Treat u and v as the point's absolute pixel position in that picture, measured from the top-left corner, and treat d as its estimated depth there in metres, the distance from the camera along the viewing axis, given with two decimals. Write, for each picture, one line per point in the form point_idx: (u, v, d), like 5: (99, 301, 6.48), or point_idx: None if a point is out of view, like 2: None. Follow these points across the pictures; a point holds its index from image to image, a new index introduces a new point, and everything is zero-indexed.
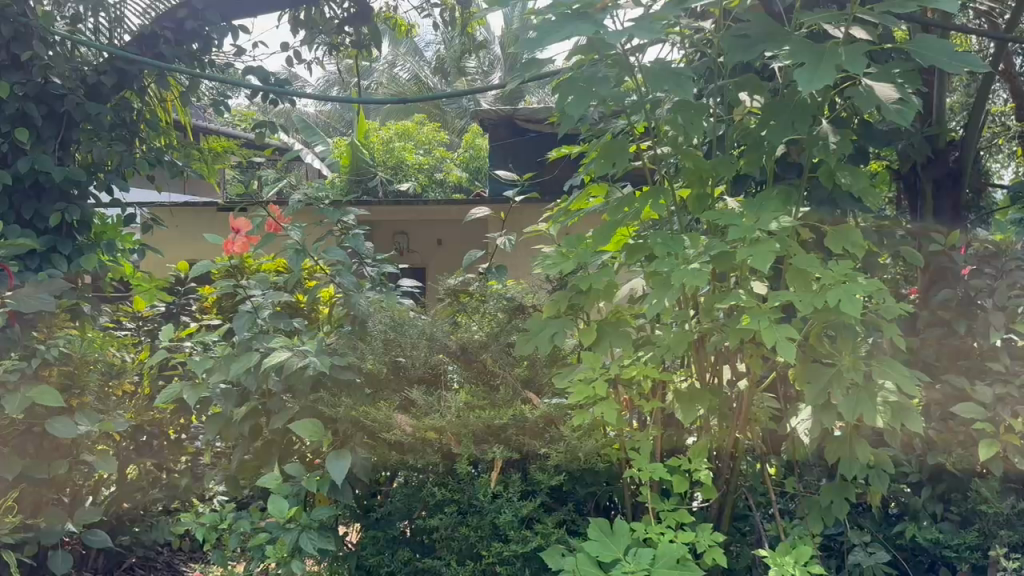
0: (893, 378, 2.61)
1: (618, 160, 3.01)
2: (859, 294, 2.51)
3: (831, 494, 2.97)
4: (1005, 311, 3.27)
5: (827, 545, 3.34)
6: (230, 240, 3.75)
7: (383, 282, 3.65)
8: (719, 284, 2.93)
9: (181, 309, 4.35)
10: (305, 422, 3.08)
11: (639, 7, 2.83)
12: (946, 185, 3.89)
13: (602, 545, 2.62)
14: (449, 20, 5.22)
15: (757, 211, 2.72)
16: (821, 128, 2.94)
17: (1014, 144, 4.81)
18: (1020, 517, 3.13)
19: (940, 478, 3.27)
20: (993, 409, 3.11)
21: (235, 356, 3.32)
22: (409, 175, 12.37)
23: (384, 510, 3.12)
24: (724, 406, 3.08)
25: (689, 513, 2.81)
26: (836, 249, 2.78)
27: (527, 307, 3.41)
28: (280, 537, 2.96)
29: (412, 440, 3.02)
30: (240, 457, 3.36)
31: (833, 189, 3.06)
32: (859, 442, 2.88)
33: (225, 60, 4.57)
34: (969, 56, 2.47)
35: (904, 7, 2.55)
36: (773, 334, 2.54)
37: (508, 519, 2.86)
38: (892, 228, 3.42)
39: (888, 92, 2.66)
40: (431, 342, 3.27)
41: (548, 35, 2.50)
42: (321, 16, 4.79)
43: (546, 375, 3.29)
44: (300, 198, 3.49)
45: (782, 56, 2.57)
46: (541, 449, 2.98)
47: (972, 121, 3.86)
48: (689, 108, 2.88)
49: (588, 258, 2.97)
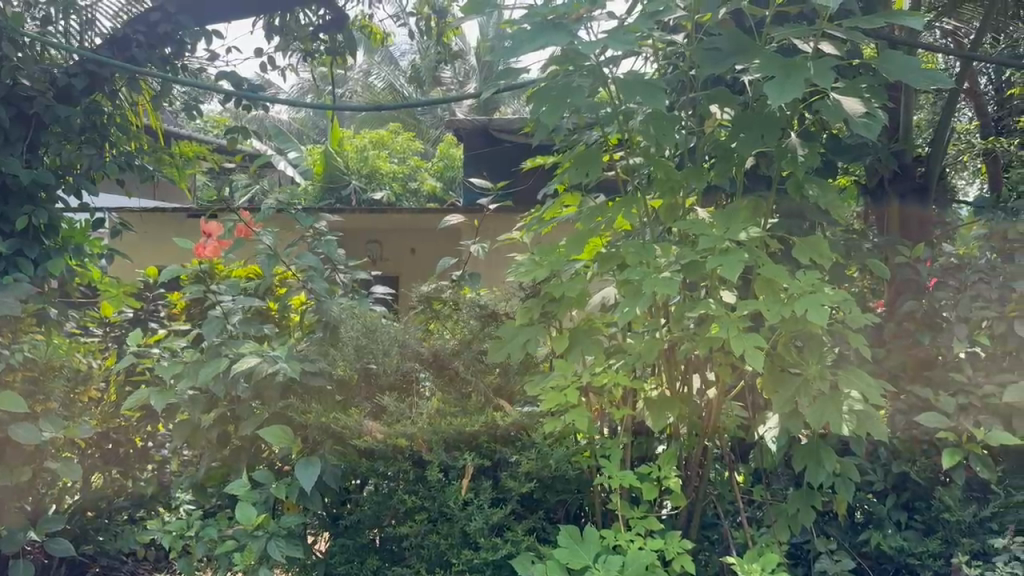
0: (858, 388, 2.69)
1: (593, 169, 3.04)
2: (825, 304, 2.55)
3: (798, 501, 3.01)
4: (968, 323, 3.35)
5: (793, 553, 3.36)
6: (201, 244, 3.77)
7: (356, 289, 3.65)
8: (689, 293, 2.93)
9: (150, 315, 4.27)
10: (275, 428, 3.05)
11: (613, 19, 2.86)
12: (910, 200, 3.98)
13: (571, 551, 2.63)
14: (425, 29, 5.25)
15: (726, 222, 2.76)
16: (789, 141, 2.99)
17: (976, 161, 4.92)
18: (981, 524, 3.20)
19: (905, 487, 3.32)
20: (956, 418, 3.19)
21: (204, 362, 3.27)
22: (383, 183, 12.22)
23: (354, 518, 3.08)
24: (692, 414, 3.12)
25: (658, 521, 2.83)
26: (804, 259, 2.83)
27: (499, 314, 3.40)
28: (248, 544, 2.93)
29: (383, 447, 3.02)
30: (206, 465, 3.35)
31: (801, 202, 3.13)
32: (825, 450, 2.91)
33: (199, 65, 4.52)
34: (935, 72, 2.54)
35: (873, 24, 2.60)
36: (741, 343, 2.58)
37: (478, 527, 2.88)
38: (859, 241, 3.48)
39: (855, 106, 2.71)
40: (404, 349, 3.27)
41: (521, 45, 2.56)
42: (295, 22, 4.79)
43: (517, 383, 3.31)
44: (272, 203, 3.49)
45: (753, 68, 2.62)
46: (512, 456, 3.04)
47: (938, 138, 3.98)
48: (661, 120, 2.91)
49: (560, 267, 3.03)
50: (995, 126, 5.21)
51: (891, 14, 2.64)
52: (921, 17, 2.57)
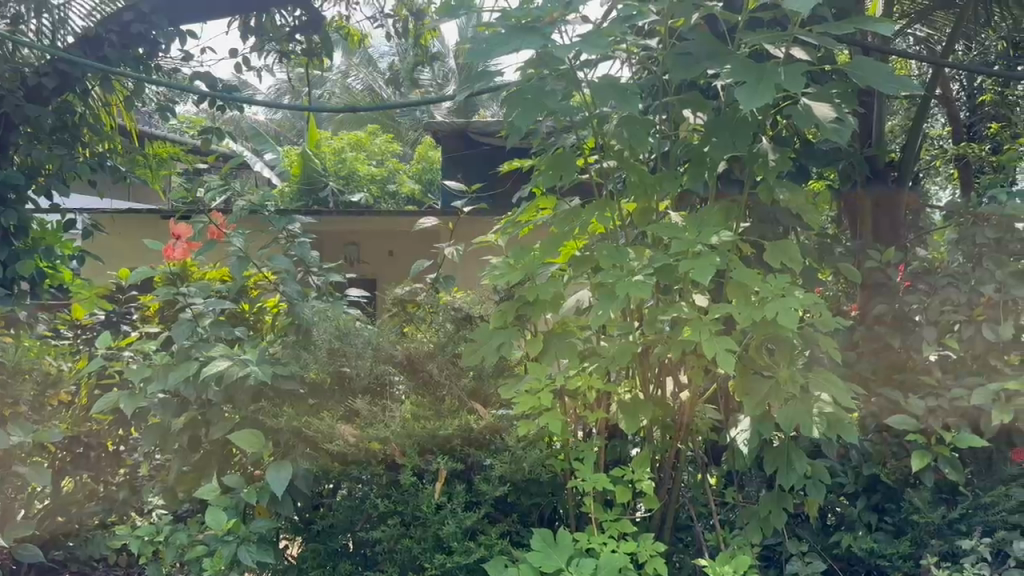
0: (829, 391, 2.72)
1: (565, 173, 3.05)
2: (796, 308, 2.58)
3: (769, 503, 3.03)
4: (938, 326, 3.41)
5: (766, 555, 3.37)
6: (171, 247, 3.60)
7: (330, 292, 3.62)
8: (663, 296, 2.95)
9: (121, 318, 4.01)
10: (246, 433, 3.02)
11: (587, 23, 2.87)
12: (883, 205, 4.01)
13: (543, 555, 2.62)
14: (402, 31, 5.24)
15: (698, 225, 2.77)
16: (760, 146, 3.01)
17: (948, 167, 4.97)
18: (950, 526, 3.22)
19: (876, 489, 3.34)
20: (925, 421, 3.23)
21: (174, 365, 3.24)
22: (361, 186, 12.10)
23: (326, 522, 3.06)
24: (665, 417, 3.14)
25: (631, 523, 2.83)
26: (775, 263, 2.85)
27: (474, 317, 3.41)
28: (218, 549, 2.90)
29: (356, 450, 3.01)
30: (177, 469, 3.29)
31: (773, 206, 3.14)
32: (795, 452, 2.94)
33: (173, 65, 4.48)
34: (904, 78, 2.56)
35: (842, 29, 2.62)
36: (712, 346, 2.59)
37: (451, 531, 2.87)
38: (831, 245, 3.51)
39: (824, 111, 2.74)
40: (377, 352, 3.23)
41: (494, 48, 2.56)
42: (271, 23, 4.76)
43: (492, 387, 3.29)
44: (245, 204, 3.47)
45: (725, 73, 2.64)
46: (486, 459, 3.04)
47: (909, 146, 4.05)
48: (634, 123, 2.93)
49: (535, 270, 3.01)
50: (968, 132, 5.27)
51: (860, 20, 2.67)
52: (890, 24, 2.60)
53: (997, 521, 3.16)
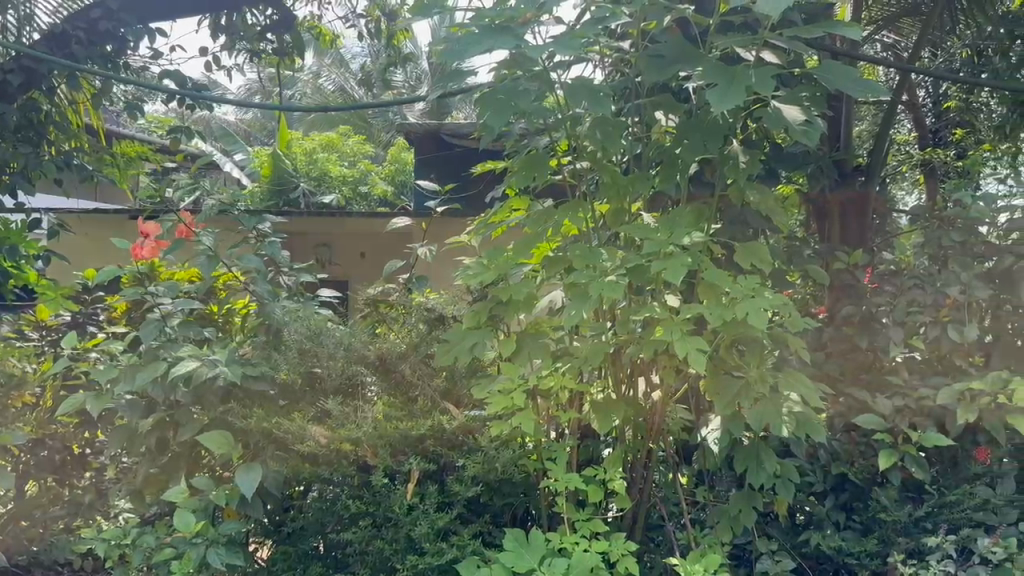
0: (798, 391, 2.75)
1: (537, 174, 3.06)
2: (765, 309, 2.61)
3: (740, 502, 3.07)
4: (904, 327, 3.46)
5: (736, 554, 3.40)
6: (139, 245, 3.56)
7: (301, 293, 3.59)
8: (635, 297, 2.96)
9: (88, 319, 3.99)
10: (216, 434, 2.97)
11: (560, 24, 2.87)
12: (851, 209, 4.07)
13: (516, 555, 2.62)
14: (375, 31, 5.21)
15: (670, 226, 2.79)
16: (731, 148, 3.04)
17: (914, 171, 5.05)
18: (917, 524, 3.26)
19: (844, 488, 3.38)
20: (892, 420, 3.28)
21: (142, 365, 3.19)
22: (332, 187, 11.98)
23: (297, 525, 3.04)
24: (637, 417, 3.16)
25: (604, 523, 2.84)
26: (746, 264, 2.87)
27: (447, 317, 3.41)
28: (187, 551, 2.87)
29: (326, 451, 2.98)
30: (144, 472, 3.23)
31: (743, 208, 3.17)
32: (765, 452, 2.98)
33: (142, 63, 4.43)
34: (871, 82, 2.60)
35: (812, 33, 2.65)
36: (684, 346, 2.62)
37: (423, 532, 2.86)
38: (801, 248, 3.55)
39: (794, 113, 2.78)
40: (349, 353, 3.20)
41: (467, 48, 2.56)
42: (242, 22, 4.70)
43: (464, 388, 3.28)
44: (214, 203, 3.45)
45: (697, 75, 2.66)
46: (458, 460, 3.03)
47: (876, 150, 4.10)
48: (607, 124, 2.94)
49: (508, 270, 3.01)
50: (933, 138, 5.36)
51: (829, 24, 2.70)
52: (858, 28, 2.64)
53: (962, 519, 3.21)
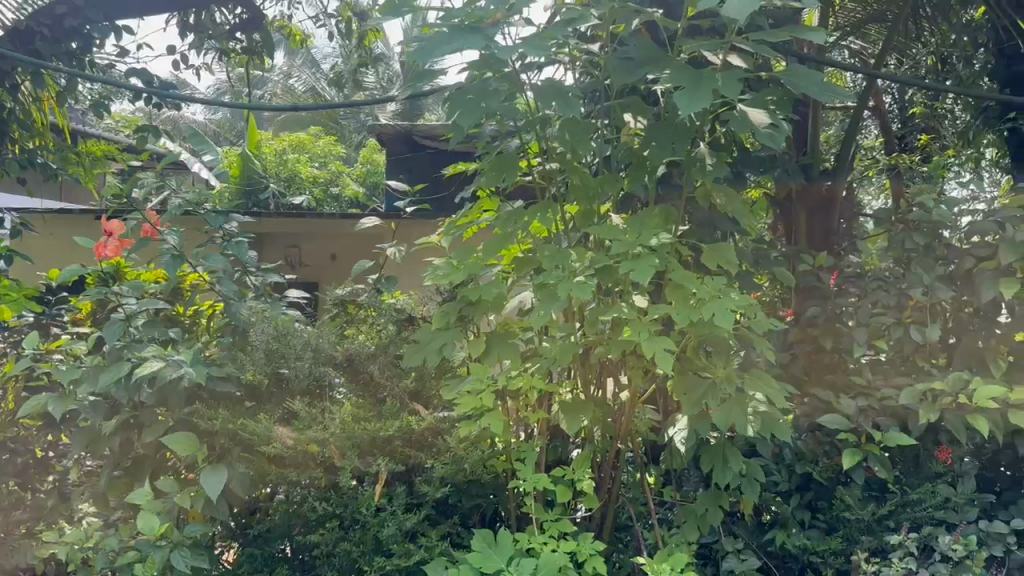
0: (763, 391, 2.78)
1: (506, 176, 3.06)
2: (732, 309, 2.63)
3: (707, 501, 3.10)
4: (868, 329, 3.52)
5: (703, 553, 3.43)
6: (102, 243, 3.59)
7: (268, 293, 3.56)
8: (604, 298, 2.98)
9: (52, 320, 3.93)
10: (180, 436, 2.94)
11: (530, 25, 2.87)
12: (818, 212, 4.13)
13: (484, 556, 2.61)
14: (346, 31, 5.19)
15: (638, 227, 2.81)
16: (698, 150, 3.07)
17: (881, 177, 5.12)
18: (880, 523, 3.30)
19: (808, 487, 3.42)
20: (856, 420, 3.33)
21: (105, 366, 3.15)
22: (302, 188, 11.87)
23: (263, 527, 3.01)
24: (606, 417, 3.18)
25: (572, 523, 2.85)
26: (712, 265, 2.91)
27: (417, 319, 3.42)
28: (150, 555, 2.83)
29: (293, 453, 2.95)
30: (107, 475, 3.19)
31: (711, 211, 3.20)
32: (731, 451, 3.01)
33: (108, 61, 4.43)
34: (835, 86, 2.64)
35: (778, 38, 2.68)
36: (651, 346, 2.63)
37: (391, 534, 2.86)
38: (767, 250, 3.59)
39: (760, 117, 2.80)
40: (316, 354, 3.22)
41: (438, 47, 2.55)
42: (210, 21, 4.68)
43: (433, 389, 3.28)
44: (180, 203, 3.43)
45: (665, 77, 2.68)
46: (427, 461, 3.03)
47: (843, 156, 4.14)
48: (577, 126, 2.95)
49: (478, 271, 3.02)
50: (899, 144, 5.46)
51: (794, 29, 2.74)
52: (822, 34, 2.67)
53: (924, 517, 3.25)
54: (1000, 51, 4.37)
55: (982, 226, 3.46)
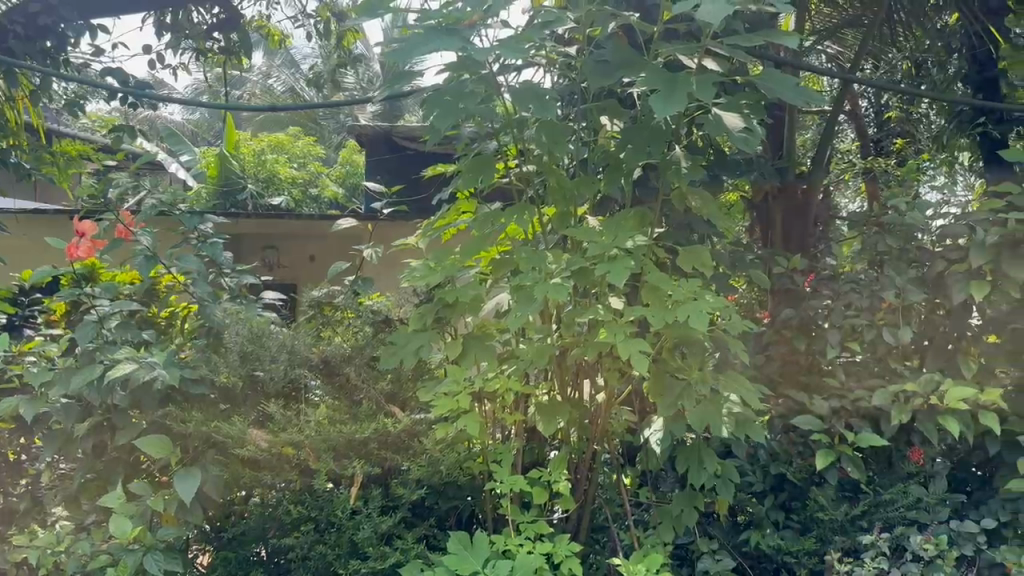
0: (737, 392, 2.81)
1: (483, 177, 3.05)
2: (707, 311, 2.65)
3: (682, 502, 3.12)
4: (842, 331, 3.55)
5: (678, 554, 3.45)
6: (75, 244, 3.45)
7: (243, 294, 3.54)
8: (580, 300, 2.99)
9: (23, 321, 3.93)
10: (154, 438, 2.92)
11: (507, 28, 2.87)
12: (794, 215, 4.17)
13: (459, 558, 2.61)
14: (324, 32, 5.17)
15: (614, 229, 2.82)
16: (674, 153, 3.09)
17: (857, 180, 5.16)
18: (853, 523, 3.33)
19: (782, 488, 3.45)
20: (829, 421, 3.37)
21: (77, 368, 3.13)
22: (280, 189, 11.78)
23: (237, 531, 2.98)
24: (582, 418, 3.19)
25: (548, 525, 2.85)
26: (687, 268, 2.92)
27: (393, 320, 3.42)
28: (122, 558, 2.80)
29: (268, 456, 2.94)
30: (80, 478, 3.17)
31: (688, 214, 3.22)
32: (706, 452, 3.03)
33: (82, 60, 4.37)
34: (809, 89, 2.66)
35: (752, 42, 2.70)
36: (627, 348, 2.65)
37: (366, 536, 2.86)
38: (743, 252, 3.62)
39: (734, 121, 2.84)
40: (292, 356, 3.19)
41: (414, 47, 2.56)
42: (188, 21, 4.66)
43: (409, 391, 3.28)
44: (154, 204, 3.41)
45: (640, 80, 2.70)
46: (403, 464, 3.03)
47: (818, 159, 4.19)
48: (553, 128, 2.96)
49: (455, 273, 3.02)
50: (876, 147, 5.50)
51: (768, 33, 2.76)
52: (796, 38, 2.70)
53: (897, 518, 3.28)
54: (972, 57, 4.40)
55: (954, 229, 3.48)
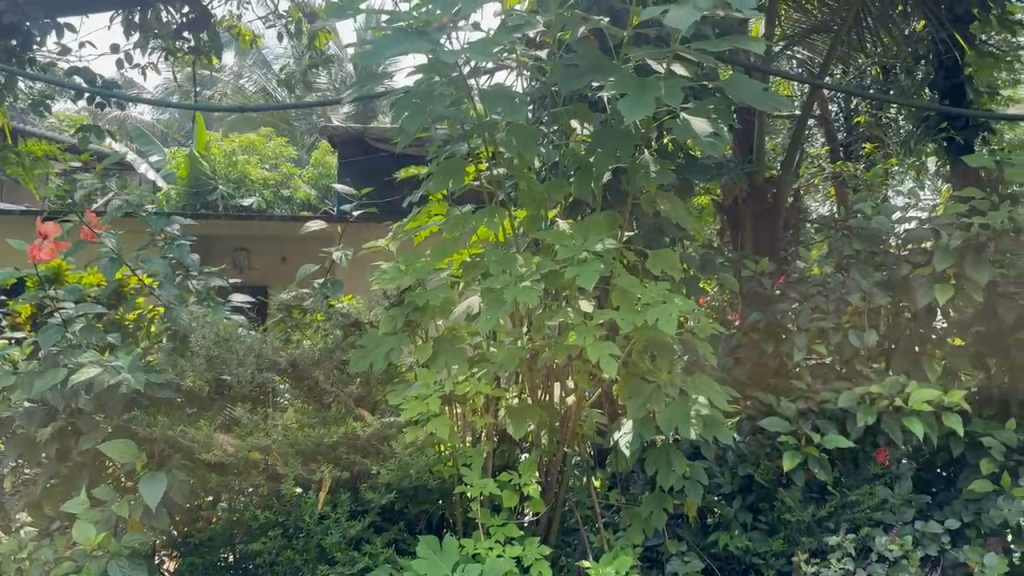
0: (706, 395, 2.82)
1: (453, 178, 3.05)
2: (675, 314, 2.66)
3: (651, 504, 3.14)
4: (809, 333, 3.60)
5: (647, 556, 3.46)
6: (37, 246, 3.45)
7: (210, 296, 3.52)
8: (550, 302, 3.00)
9: None
10: (118, 442, 2.88)
11: (478, 30, 2.87)
12: (763, 218, 4.21)
13: (428, 562, 2.60)
14: (296, 32, 5.13)
15: (584, 233, 2.83)
16: (643, 157, 3.10)
17: (826, 184, 5.20)
18: (820, 524, 3.37)
19: (750, 489, 3.49)
20: (796, 423, 3.41)
21: (40, 372, 3.08)
22: (251, 190, 11.66)
23: (204, 537, 2.95)
24: (552, 421, 3.20)
25: (518, 528, 2.85)
26: (655, 271, 2.94)
27: (363, 323, 3.41)
28: (85, 565, 2.76)
29: (235, 460, 2.90)
30: (44, 483, 3.12)
31: (658, 217, 3.24)
32: (675, 454, 3.05)
33: (48, 59, 4.28)
34: (776, 95, 2.69)
35: (719, 48, 2.73)
36: (597, 350, 2.66)
37: (334, 541, 2.84)
38: (712, 255, 3.65)
39: (702, 125, 2.86)
40: (259, 359, 3.17)
41: (384, 49, 2.55)
42: (156, 20, 4.60)
43: (379, 394, 3.27)
44: (119, 204, 3.37)
45: (609, 85, 2.71)
46: (372, 467, 3.01)
47: (786, 163, 4.24)
48: (523, 132, 2.96)
49: (425, 276, 3.01)
50: (844, 151, 5.55)
51: (734, 39, 2.79)
52: (762, 44, 2.72)
53: (863, 518, 3.31)
54: (939, 63, 4.52)
55: (918, 233, 3.52)
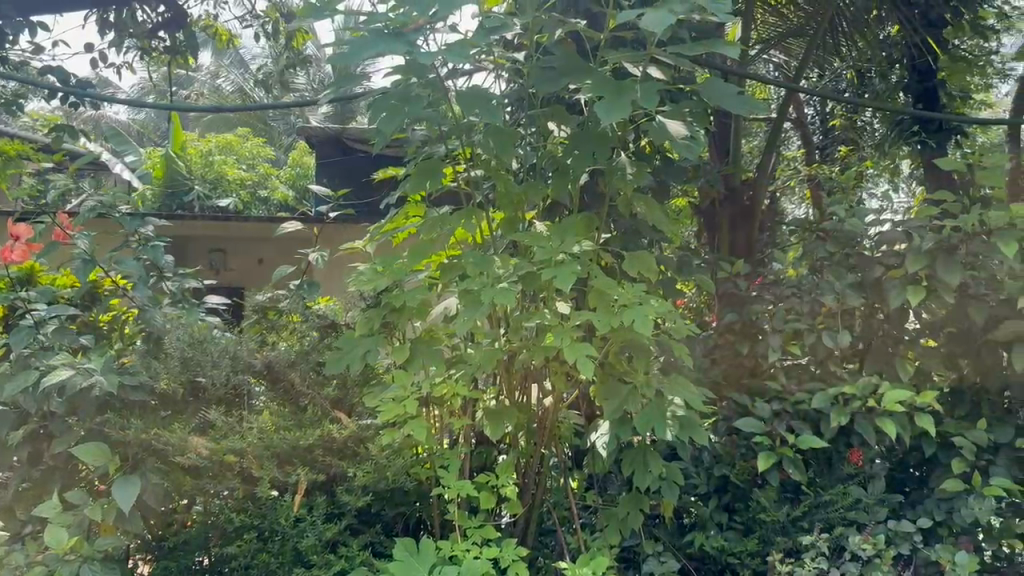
0: (681, 395, 2.84)
1: (431, 180, 3.04)
2: (651, 316, 2.68)
3: (628, 504, 3.15)
4: (784, 334, 3.63)
5: (624, 556, 3.48)
6: (8, 248, 3.34)
7: (186, 297, 3.49)
8: (527, 304, 3.01)
9: None
10: (90, 445, 2.83)
11: (455, 32, 2.87)
12: (739, 220, 4.25)
13: (404, 564, 2.60)
14: (273, 32, 5.11)
15: (561, 234, 2.84)
16: (620, 159, 3.11)
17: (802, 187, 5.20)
18: (794, 524, 3.40)
19: (725, 490, 3.52)
20: (771, 423, 3.43)
21: (11, 375, 3.06)
22: (228, 191, 11.56)
23: (178, 540, 2.92)
24: (529, 423, 3.20)
25: (495, 530, 2.85)
26: (632, 272, 2.95)
27: (340, 324, 3.42)
28: (57, 569, 2.73)
29: (209, 464, 2.88)
30: (15, 486, 3.08)
31: (634, 219, 3.25)
32: (651, 454, 3.06)
33: (21, 57, 4.20)
34: (750, 98, 2.71)
35: (693, 51, 2.74)
36: (573, 351, 2.66)
37: (310, 543, 2.84)
38: (688, 257, 3.67)
39: (677, 128, 2.87)
40: (234, 361, 3.15)
41: (359, 50, 2.54)
42: (131, 18, 4.57)
43: (357, 396, 3.26)
44: (92, 205, 3.34)
45: (585, 87, 2.72)
46: (348, 469, 3.01)
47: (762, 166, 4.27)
48: (501, 133, 2.96)
49: (402, 277, 3.01)
50: (820, 153, 5.57)
51: (709, 43, 2.81)
52: (737, 48, 2.74)
53: (837, 518, 3.34)
54: (913, 66, 4.59)
55: (891, 235, 3.56)
